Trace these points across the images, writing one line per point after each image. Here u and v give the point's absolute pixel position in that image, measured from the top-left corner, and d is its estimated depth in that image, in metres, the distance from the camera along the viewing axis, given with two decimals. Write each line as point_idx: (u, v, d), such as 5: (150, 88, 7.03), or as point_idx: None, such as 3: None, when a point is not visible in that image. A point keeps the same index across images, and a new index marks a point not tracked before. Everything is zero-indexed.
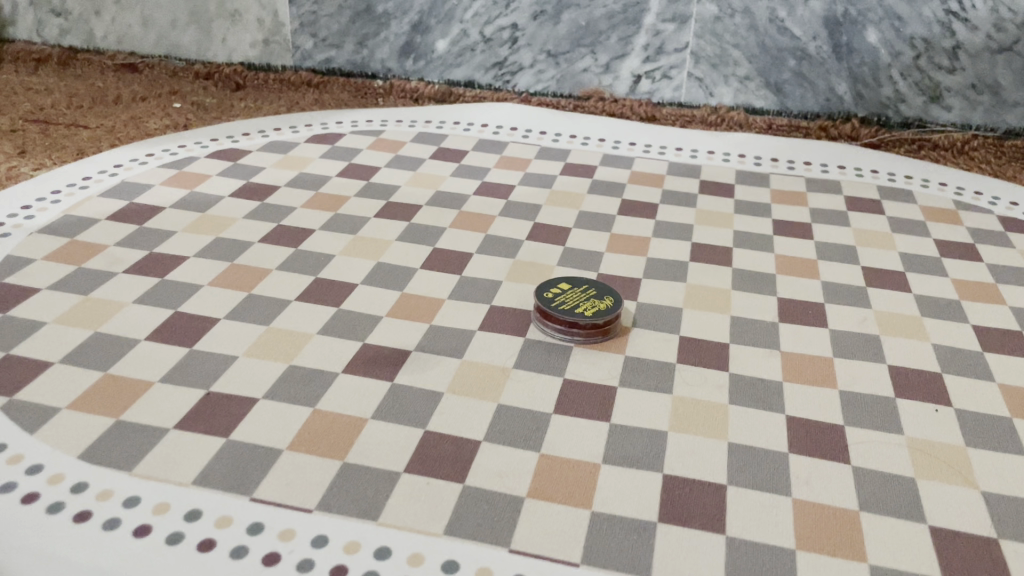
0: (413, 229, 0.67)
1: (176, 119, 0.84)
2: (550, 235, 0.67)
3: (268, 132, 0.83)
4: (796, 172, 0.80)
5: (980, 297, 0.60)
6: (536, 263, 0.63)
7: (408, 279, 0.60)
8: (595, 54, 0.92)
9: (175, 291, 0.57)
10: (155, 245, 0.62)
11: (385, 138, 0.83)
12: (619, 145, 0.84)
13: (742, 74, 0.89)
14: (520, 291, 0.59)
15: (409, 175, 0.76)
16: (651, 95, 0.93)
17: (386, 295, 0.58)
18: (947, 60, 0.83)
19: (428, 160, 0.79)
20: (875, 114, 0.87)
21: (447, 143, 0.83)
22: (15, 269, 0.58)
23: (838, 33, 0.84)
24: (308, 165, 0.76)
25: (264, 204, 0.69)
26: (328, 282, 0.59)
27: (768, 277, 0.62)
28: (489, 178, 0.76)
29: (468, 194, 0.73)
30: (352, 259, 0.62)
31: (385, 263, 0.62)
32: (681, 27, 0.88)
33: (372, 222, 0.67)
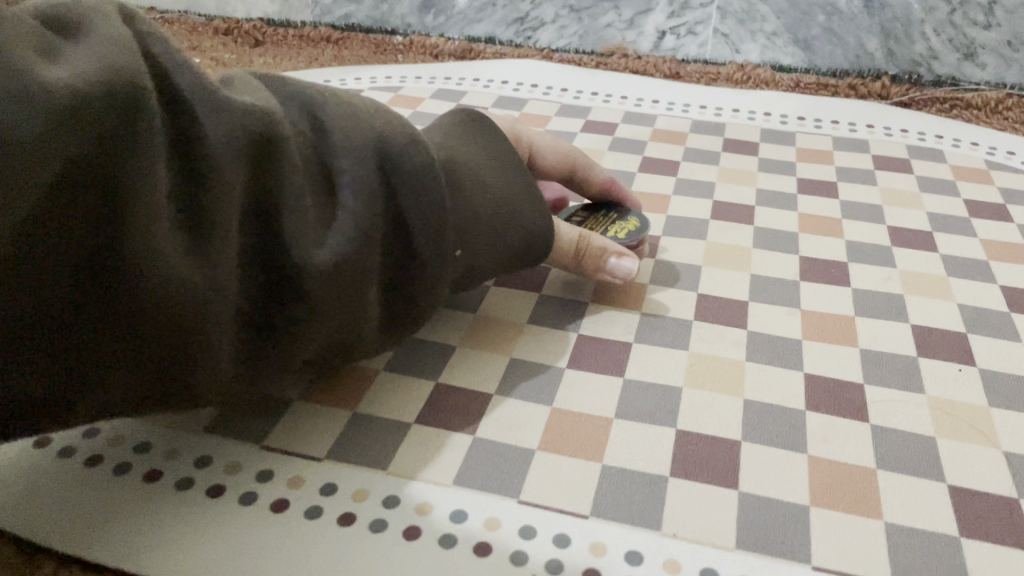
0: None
1: None
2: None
3: None
4: (823, 130, 0.78)
5: (1009, 258, 0.58)
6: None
7: None
8: (618, 9, 0.90)
9: None
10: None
11: (403, 93, 0.82)
12: (642, 103, 0.82)
13: (770, 30, 0.87)
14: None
15: None
16: (675, 52, 0.92)
17: None
18: (982, 15, 0.81)
19: None
20: (907, 72, 0.85)
21: (466, 99, 0.82)
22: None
23: None
24: None
25: None
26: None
27: (790, 235, 0.61)
28: None
29: None
30: None
31: None
32: None
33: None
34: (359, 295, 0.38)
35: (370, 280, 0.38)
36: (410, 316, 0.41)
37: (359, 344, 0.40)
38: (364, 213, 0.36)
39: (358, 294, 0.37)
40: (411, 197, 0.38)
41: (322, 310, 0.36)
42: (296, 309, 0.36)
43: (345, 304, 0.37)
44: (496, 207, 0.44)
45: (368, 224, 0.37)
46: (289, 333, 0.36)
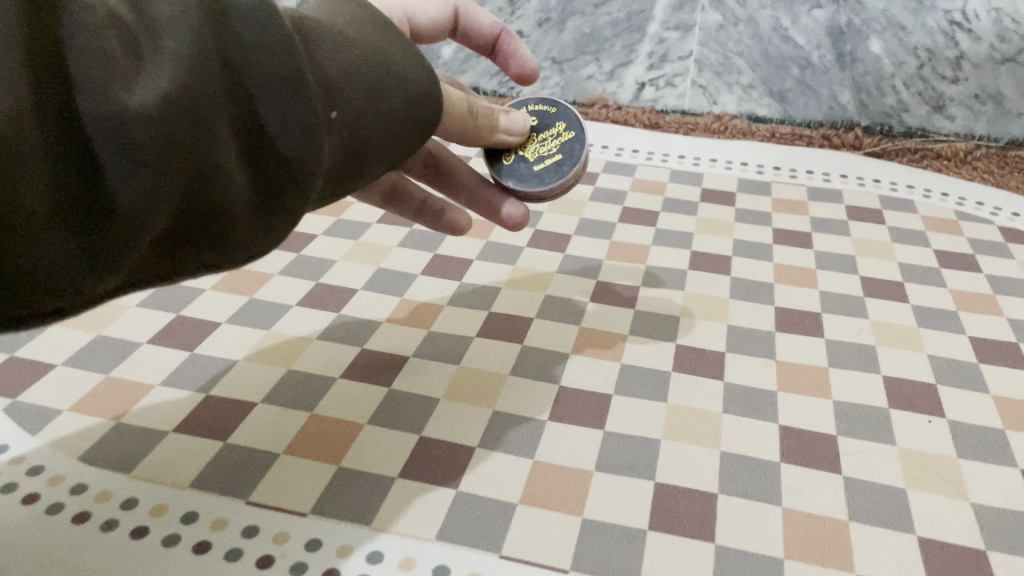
0: (412, 233, 0.68)
1: None
2: (550, 243, 0.68)
3: None
4: (798, 181, 0.80)
5: (978, 309, 0.60)
6: (536, 270, 0.64)
7: (408, 286, 0.61)
8: (599, 61, 0.93)
9: (180, 294, 0.58)
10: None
11: None
12: (622, 152, 0.85)
13: (746, 82, 0.90)
14: (518, 298, 0.60)
15: None
16: (656, 102, 0.94)
17: (385, 300, 0.59)
18: (950, 70, 0.83)
19: None
20: (879, 123, 0.87)
21: None
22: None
23: (842, 42, 0.85)
24: None
25: None
26: (324, 287, 0.60)
27: (766, 286, 0.62)
28: None
29: None
30: (353, 266, 0.63)
31: (387, 269, 0.63)
32: (685, 35, 0.89)
33: (375, 227, 0.69)
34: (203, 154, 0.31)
35: (215, 137, 0.31)
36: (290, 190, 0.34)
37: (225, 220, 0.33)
38: (186, 50, 0.30)
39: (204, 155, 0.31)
40: (253, 34, 0.32)
41: (156, 172, 0.29)
42: (116, 172, 0.29)
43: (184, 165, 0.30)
44: (370, 62, 0.38)
45: (195, 64, 0.30)
46: (123, 208, 0.29)
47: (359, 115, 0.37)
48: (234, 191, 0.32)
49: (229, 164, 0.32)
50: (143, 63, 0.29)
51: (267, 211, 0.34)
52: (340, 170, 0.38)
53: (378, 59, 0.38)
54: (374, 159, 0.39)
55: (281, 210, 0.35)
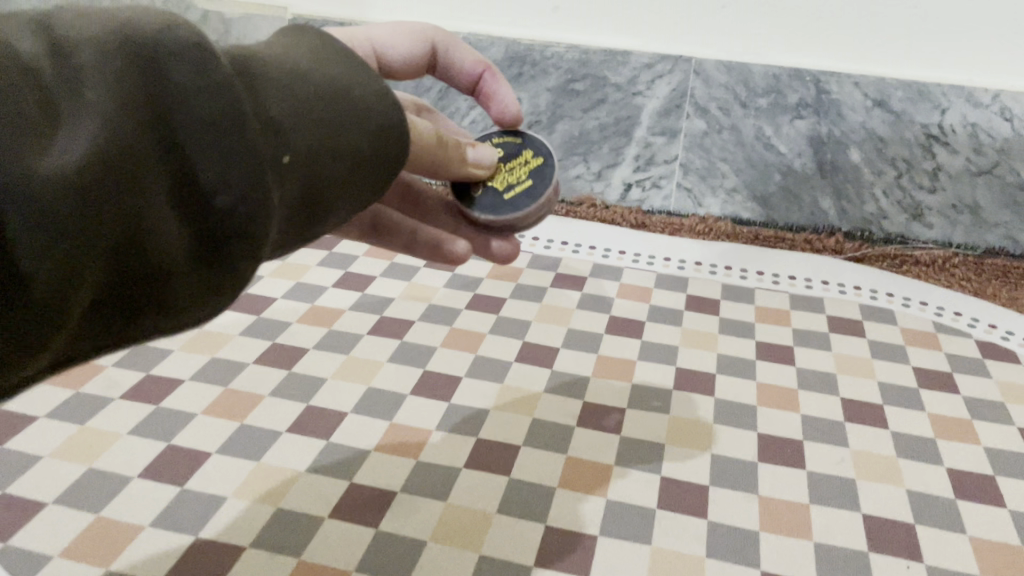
0: (399, 349, 0.78)
1: None
2: (534, 356, 0.77)
3: None
4: (780, 287, 0.87)
5: (960, 437, 0.67)
6: (518, 385, 0.73)
7: (398, 407, 0.70)
8: (587, 162, 1.00)
9: (211, 476, 0.62)
10: (166, 394, 0.71)
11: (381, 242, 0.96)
12: (608, 254, 0.93)
13: (729, 186, 0.95)
14: (510, 422, 0.68)
15: (406, 287, 0.89)
16: (641, 202, 1.00)
17: (372, 428, 0.67)
18: (927, 180, 0.87)
19: (424, 270, 0.92)
20: (859, 228, 0.92)
21: None
22: (24, 429, 0.67)
23: (822, 151, 0.89)
24: (303, 275, 0.91)
25: (283, 348, 0.77)
26: (320, 409, 0.69)
27: (749, 409, 0.70)
28: (482, 289, 0.88)
29: (459, 308, 0.85)
30: (367, 420, 0.68)
31: (399, 424, 0.68)
32: (671, 140, 0.95)
33: (365, 341, 0.79)
34: (162, 215, 0.36)
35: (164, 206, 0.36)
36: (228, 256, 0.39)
37: (170, 283, 0.37)
38: (114, 106, 0.33)
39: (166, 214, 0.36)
40: (188, 88, 0.36)
41: (82, 223, 0.32)
42: (54, 225, 0.31)
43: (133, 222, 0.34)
44: (318, 94, 0.44)
45: (120, 111, 0.33)
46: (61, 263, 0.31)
47: (297, 163, 0.42)
48: (177, 255, 0.37)
49: (173, 234, 0.36)
50: (72, 114, 0.32)
51: (214, 285, 0.39)
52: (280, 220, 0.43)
53: (311, 97, 0.43)
54: (320, 211, 0.45)
55: (242, 268, 0.40)
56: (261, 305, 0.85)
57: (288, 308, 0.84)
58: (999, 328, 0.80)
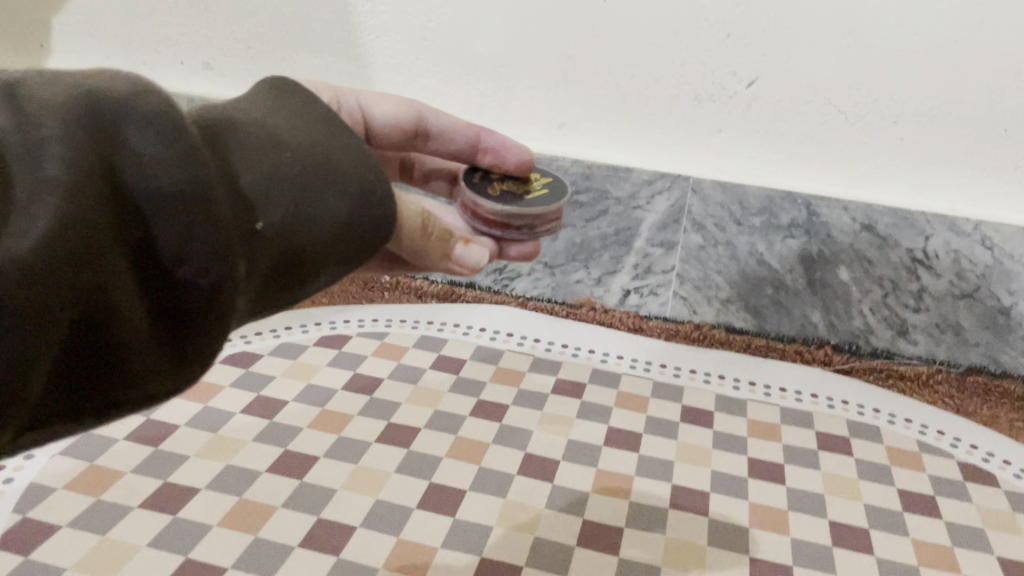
0: (408, 458, 0.79)
1: None
2: (538, 471, 0.79)
3: (280, 330, 1.01)
4: (771, 399, 0.93)
5: (941, 564, 0.70)
6: (523, 504, 0.74)
7: (406, 521, 0.71)
8: (588, 268, 1.06)
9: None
10: (182, 503, 0.72)
11: (389, 342, 1.00)
12: (608, 358, 0.99)
13: (724, 297, 1.02)
14: (513, 541, 0.69)
15: (410, 389, 0.90)
16: (639, 307, 1.06)
17: (385, 543, 0.69)
18: (912, 301, 0.94)
19: (430, 371, 0.94)
20: (847, 342, 0.99)
21: (446, 350, 0.99)
22: (40, 534, 0.68)
23: (813, 269, 0.97)
24: (314, 376, 0.92)
25: (296, 456, 0.79)
26: (331, 522, 0.71)
27: (742, 529, 0.72)
28: (485, 395, 0.90)
29: (463, 414, 0.87)
30: (375, 535, 0.69)
31: (406, 539, 0.69)
32: (669, 252, 1.02)
33: (374, 449, 0.80)
34: (122, 286, 0.40)
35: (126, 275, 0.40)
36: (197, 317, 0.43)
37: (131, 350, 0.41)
38: (77, 183, 0.37)
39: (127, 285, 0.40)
40: (154, 161, 0.40)
41: (52, 298, 0.36)
42: (17, 309, 0.35)
43: (95, 295, 0.38)
44: (305, 160, 0.50)
45: (83, 187, 0.37)
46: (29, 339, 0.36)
47: (271, 231, 0.47)
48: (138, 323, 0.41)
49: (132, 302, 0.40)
50: (44, 194, 0.36)
51: (175, 349, 0.44)
52: (251, 286, 0.47)
53: (298, 161, 0.49)
54: (299, 275, 0.50)
55: (206, 336, 0.44)
56: (272, 407, 0.86)
57: (299, 410, 0.86)
58: (980, 448, 0.85)
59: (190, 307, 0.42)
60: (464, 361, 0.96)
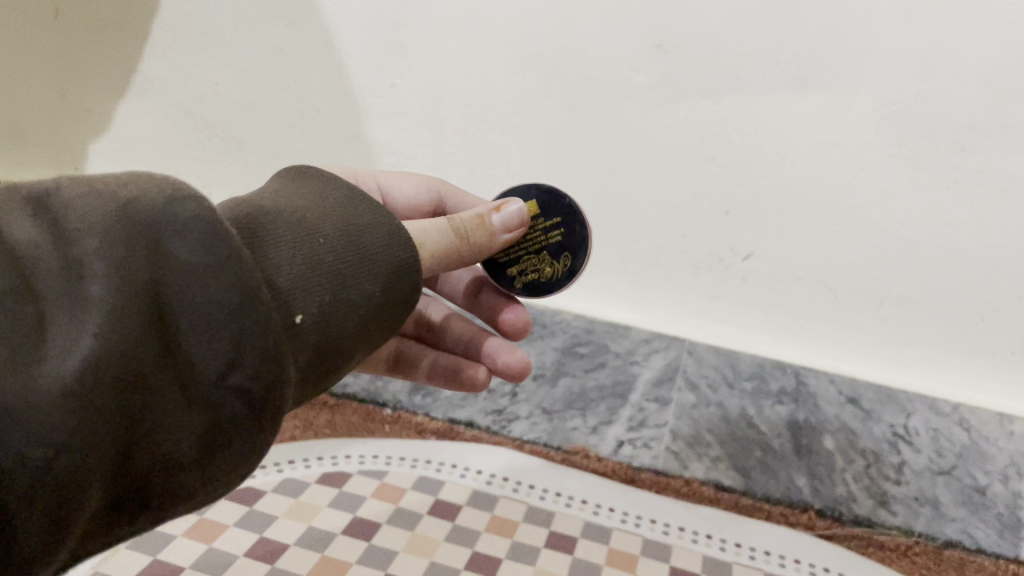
0: None
1: None
2: None
3: (283, 465, 1.00)
4: (757, 561, 0.85)
5: None
6: None
7: None
8: (584, 416, 1.08)
9: None
10: None
11: (388, 483, 0.97)
12: (601, 510, 0.93)
13: (714, 455, 1.00)
14: None
15: (408, 536, 0.88)
16: (631, 459, 1.01)
17: None
18: (892, 472, 0.97)
19: (428, 517, 0.91)
20: (830, 507, 0.93)
21: (444, 494, 0.96)
22: None
23: (800, 437, 1.02)
24: (315, 517, 0.91)
25: None
26: None
27: None
28: (481, 546, 0.87)
29: (459, 567, 0.84)
30: None
31: None
32: (663, 407, 1.08)
33: None
34: (169, 396, 0.44)
35: (173, 384, 0.44)
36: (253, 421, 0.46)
37: (188, 459, 0.45)
38: (120, 298, 0.41)
39: (177, 394, 0.44)
40: (195, 272, 0.44)
41: (104, 418, 0.41)
42: (63, 426, 0.39)
43: (142, 405, 0.42)
44: (344, 242, 0.57)
45: (127, 302, 0.42)
46: (82, 454, 0.40)
47: (310, 322, 0.52)
48: (190, 434, 0.44)
49: (183, 416, 0.44)
50: (80, 315, 0.40)
51: (229, 457, 0.46)
52: (303, 372, 0.52)
53: (341, 241, 0.57)
54: (339, 359, 0.55)
55: (262, 439, 0.47)
56: (273, 550, 0.85)
57: (300, 554, 0.85)
58: None
59: (239, 414, 0.45)
60: (462, 507, 0.93)
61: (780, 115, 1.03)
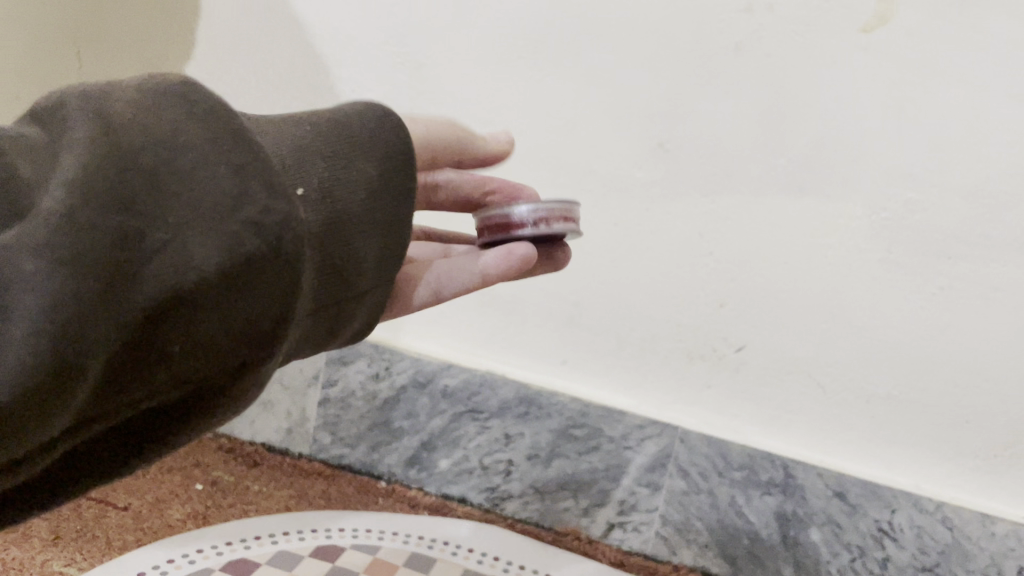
0: None
1: (193, 507, 1.17)
2: None
3: (279, 535, 1.04)
4: None
5: None
6: None
7: None
8: (575, 499, 1.19)
9: None
10: None
11: (382, 558, 1.01)
12: None
13: (702, 540, 1.14)
14: None
15: None
16: (621, 542, 1.17)
17: None
18: (877, 566, 1.07)
19: None
20: None
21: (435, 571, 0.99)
22: None
23: (787, 526, 1.10)
24: None
25: None
26: None
27: None
28: None
29: None
30: None
31: None
32: (653, 492, 1.15)
33: None
34: (168, 241, 0.49)
35: (169, 232, 0.50)
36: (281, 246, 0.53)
37: (211, 291, 0.50)
38: (103, 154, 0.49)
39: (186, 240, 0.50)
40: (176, 134, 0.52)
41: (114, 240, 0.47)
42: (71, 249, 0.45)
43: (141, 236, 0.49)
44: (333, 146, 0.65)
45: (109, 150, 0.50)
46: (76, 271, 0.45)
47: (315, 195, 0.61)
48: (214, 263, 0.50)
49: (204, 248, 0.50)
50: (69, 160, 0.48)
51: (247, 300, 0.52)
52: (316, 255, 0.60)
53: (332, 147, 0.65)
54: (355, 242, 0.64)
55: (293, 267, 0.54)
56: None
57: None
58: None
59: (257, 248, 0.51)
60: None
61: (776, 216, 1.09)
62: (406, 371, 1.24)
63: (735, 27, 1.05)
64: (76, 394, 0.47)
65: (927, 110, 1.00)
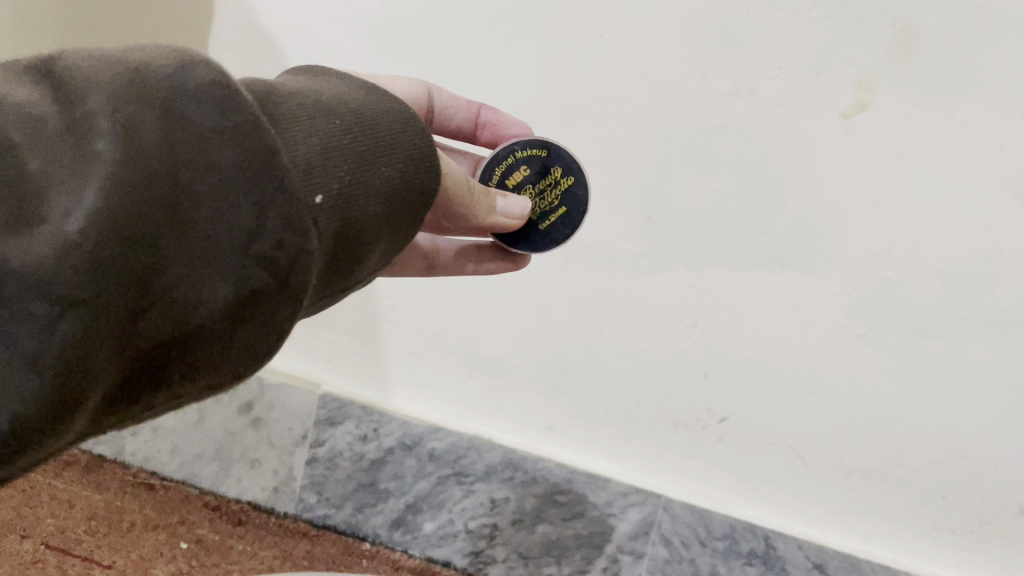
0: None
1: (175, 567, 1.30)
2: None
3: None
4: None
5: None
6: None
7: None
8: (560, 565, 1.20)
9: None
10: None
11: None
12: None
13: None
14: None
15: None
16: None
17: None
18: None
19: None
20: None
21: None
22: None
23: None
24: None
25: None
26: None
27: None
28: None
29: None
30: None
31: None
32: (637, 560, 1.18)
33: None
34: (183, 270, 0.53)
35: (182, 259, 0.53)
36: (286, 274, 0.56)
37: (215, 320, 0.54)
38: (129, 170, 0.50)
39: (196, 265, 0.53)
40: (201, 149, 0.53)
41: (128, 274, 0.51)
42: (84, 289, 0.49)
43: (158, 264, 0.52)
44: (357, 149, 0.64)
45: (132, 164, 0.51)
46: (91, 316, 0.50)
47: (332, 201, 0.61)
48: (219, 293, 0.54)
49: (213, 281, 0.53)
50: (88, 173, 0.50)
51: (250, 325, 0.56)
52: (326, 257, 0.62)
53: (354, 145, 0.64)
54: (364, 237, 0.65)
55: (296, 292, 0.57)
56: None
57: None
58: None
59: (264, 281, 0.55)
60: None
61: (757, 290, 1.11)
62: (392, 433, 1.24)
63: (722, 109, 1.10)
64: (88, 406, 0.53)
65: (905, 193, 1.05)
